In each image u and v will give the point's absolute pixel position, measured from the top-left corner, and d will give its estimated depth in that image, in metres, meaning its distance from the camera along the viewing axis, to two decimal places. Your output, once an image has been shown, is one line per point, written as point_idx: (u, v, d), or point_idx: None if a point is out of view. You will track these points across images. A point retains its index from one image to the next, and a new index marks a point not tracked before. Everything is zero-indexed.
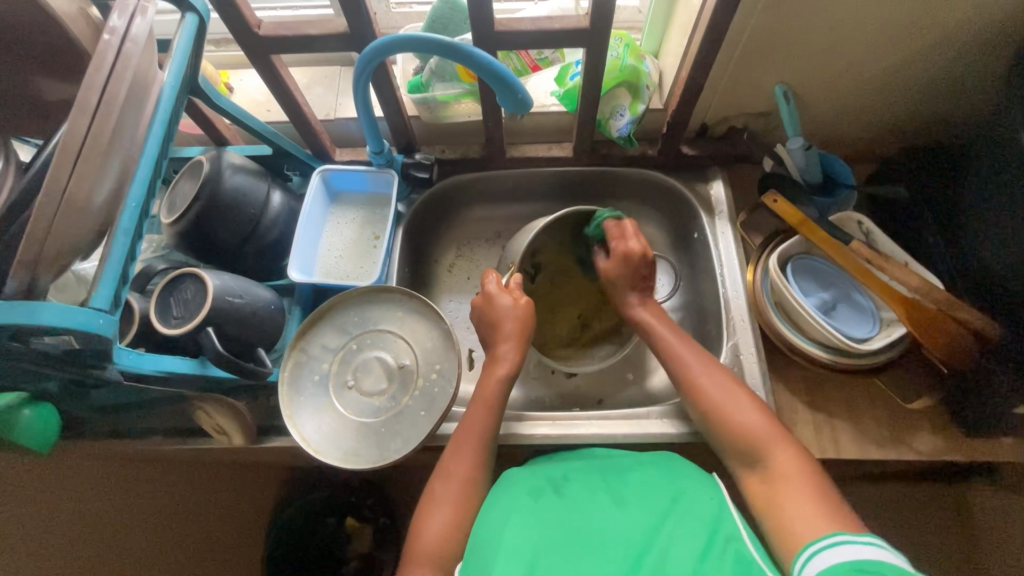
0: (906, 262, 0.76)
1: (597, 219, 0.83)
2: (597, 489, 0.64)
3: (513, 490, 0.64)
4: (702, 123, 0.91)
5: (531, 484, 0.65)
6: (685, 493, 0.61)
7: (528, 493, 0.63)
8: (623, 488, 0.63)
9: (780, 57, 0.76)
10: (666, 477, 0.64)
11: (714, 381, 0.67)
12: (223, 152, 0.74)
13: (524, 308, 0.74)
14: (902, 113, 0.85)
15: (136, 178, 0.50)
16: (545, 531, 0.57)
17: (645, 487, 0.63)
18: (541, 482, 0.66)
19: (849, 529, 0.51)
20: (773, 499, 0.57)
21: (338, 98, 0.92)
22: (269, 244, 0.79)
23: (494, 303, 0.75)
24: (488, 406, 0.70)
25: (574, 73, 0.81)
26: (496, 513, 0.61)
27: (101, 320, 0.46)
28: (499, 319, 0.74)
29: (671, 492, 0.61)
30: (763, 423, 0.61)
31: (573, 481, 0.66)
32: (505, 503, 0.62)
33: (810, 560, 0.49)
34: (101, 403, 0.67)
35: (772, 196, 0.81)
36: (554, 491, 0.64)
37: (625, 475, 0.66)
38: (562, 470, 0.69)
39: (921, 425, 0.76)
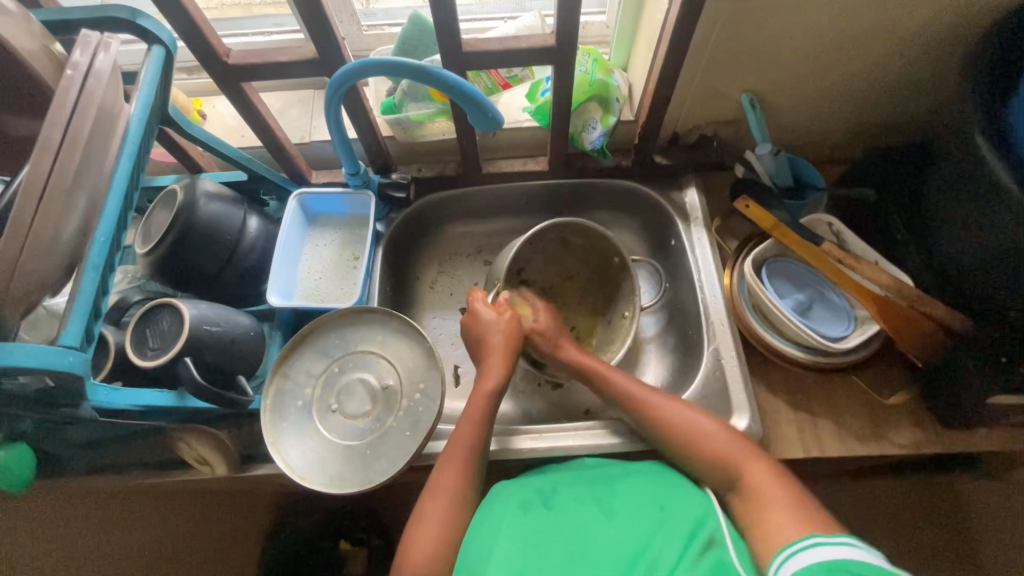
0: (876, 260, 0.78)
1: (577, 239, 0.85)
2: (585, 500, 0.64)
3: (499, 506, 0.64)
4: (673, 132, 0.92)
5: (519, 498, 0.66)
6: (672, 500, 0.62)
7: (517, 507, 0.64)
8: (612, 497, 0.64)
9: (743, 66, 0.78)
10: (658, 484, 0.65)
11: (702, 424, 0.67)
12: (197, 180, 0.74)
13: (509, 321, 0.76)
14: (865, 115, 0.87)
15: (105, 213, 0.50)
16: (530, 546, 0.58)
17: (633, 494, 0.64)
18: (530, 494, 0.66)
19: (822, 532, 0.53)
20: (751, 514, 0.59)
21: (312, 121, 0.92)
22: (247, 269, 0.78)
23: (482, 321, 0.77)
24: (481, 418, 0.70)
25: (545, 89, 0.82)
26: (484, 530, 0.61)
27: (71, 358, 0.45)
28: (484, 334, 0.75)
29: (659, 498, 0.63)
30: (738, 454, 0.63)
31: (563, 491, 0.66)
32: (492, 519, 0.62)
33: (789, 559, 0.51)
34: (78, 440, 0.66)
35: (744, 201, 0.83)
36: (543, 504, 0.64)
37: (614, 484, 0.66)
38: (547, 482, 0.69)
39: (901, 419, 0.78)
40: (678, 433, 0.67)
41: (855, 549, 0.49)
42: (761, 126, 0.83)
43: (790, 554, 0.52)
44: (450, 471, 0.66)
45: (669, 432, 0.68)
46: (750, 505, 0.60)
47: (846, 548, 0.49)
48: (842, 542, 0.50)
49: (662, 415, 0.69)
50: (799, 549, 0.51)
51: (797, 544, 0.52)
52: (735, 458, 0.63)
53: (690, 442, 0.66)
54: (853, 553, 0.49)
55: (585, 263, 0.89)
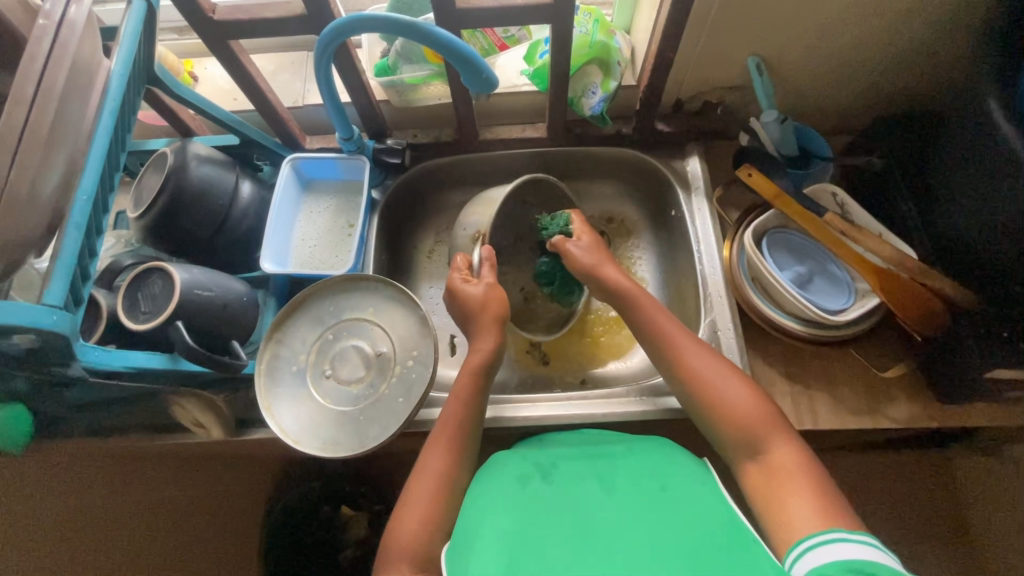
0: (880, 232, 0.76)
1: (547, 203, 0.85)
2: (586, 475, 0.65)
3: (498, 479, 0.65)
4: (676, 98, 0.89)
5: (518, 470, 0.67)
6: (669, 479, 0.63)
7: (517, 481, 0.65)
8: (610, 474, 0.65)
9: (750, 28, 0.75)
10: (657, 464, 0.66)
11: (730, 386, 0.63)
12: (189, 143, 0.73)
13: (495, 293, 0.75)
14: (876, 82, 0.84)
15: (86, 170, 0.49)
16: (533, 525, 0.58)
17: (633, 471, 0.65)
18: (529, 466, 0.67)
19: (846, 527, 0.51)
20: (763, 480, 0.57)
21: (305, 84, 0.90)
22: (241, 235, 0.78)
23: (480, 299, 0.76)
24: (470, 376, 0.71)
25: (543, 51, 0.79)
26: (481, 507, 0.61)
27: (55, 317, 0.45)
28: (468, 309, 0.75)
29: (658, 478, 0.63)
30: (775, 425, 0.60)
31: (564, 466, 0.67)
32: (493, 493, 0.63)
33: (800, 556, 0.50)
34: (73, 402, 0.67)
35: (746, 170, 0.81)
36: (542, 478, 0.65)
37: (615, 462, 0.67)
38: (547, 455, 0.69)
39: (898, 393, 0.77)
40: (709, 391, 0.64)
41: (875, 549, 0.48)
42: (768, 92, 0.81)
43: (807, 546, 0.50)
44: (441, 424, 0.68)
45: (699, 383, 0.65)
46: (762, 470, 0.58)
47: (864, 548, 0.48)
48: (864, 541, 0.49)
49: (695, 368, 0.66)
50: (818, 542, 0.50)
51: (814, 538, 0.51)
52: (763, 424, 0.60)
53: (714, 402, 0.63)
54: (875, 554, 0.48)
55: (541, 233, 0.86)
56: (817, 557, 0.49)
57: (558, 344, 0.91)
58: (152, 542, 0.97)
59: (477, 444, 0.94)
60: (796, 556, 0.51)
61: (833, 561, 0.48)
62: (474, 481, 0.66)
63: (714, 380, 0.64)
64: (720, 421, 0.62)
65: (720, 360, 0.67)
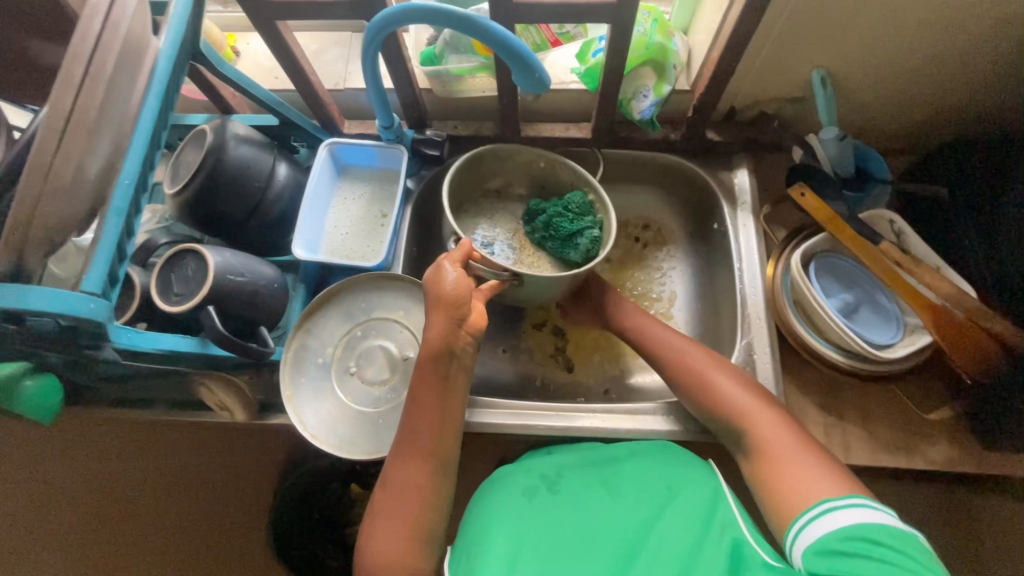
0: (937, 266, 0.72)
1: (554, 183, 0.83)
2: (591, 483, 0.66)
3: (506, 491, 0.66)
4: (730, 106, 0.85)
5: (523, 483, 0.67)
6: (676, 479, 0.64)
7: (523, 494, 0.65)
8: (618, 479, 0.66)
9: (821, 38, 0.70)
10: (665, 464, 0.66)
11: (726, 379, 0.67)
12: (228, 122, 0.72)
13: (459, 285, 0.63)
14: (948, 103, 0.79)
15: (130, 152, 0.48)
16: (546, 543, 0.59)
17: (640, 475, 0.66)
18: (534, 478, 0.67)
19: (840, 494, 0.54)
20: (758, 470, 0.61)
21: (347, 67, 0.88)
22: (274, 219, 0.77)
23: (442, 288, 0.64)
24: (431, 357, 0.63)
25: (597, 49, 0.76)
26: (492, 524, 0.62)
27: (92, 304, 0.45)
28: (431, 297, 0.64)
29: (665, 478, 0.65)
30: (763, 408, 0.63)
31: (568, 476, 0.67)
32: (500, 506, 0.64)
33: (801, 534, 0.54)
34: (101, 376, 0.67)
35: (799, 189, 0.77)
36: (548, 489, 0.66)
37: (621, 467, 0.67)
38: (551, 463, 0.69)
39: (938, 435, 0.74)
40: (703, 385, 0.67)
41: (868, 511, 0.52)
42: (830, 107, 0.76)
43: (805, 522, 0.54)
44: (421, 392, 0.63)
45: (693, 378, 0.68)
46: (754, 459, 0.62)
47: (855, 510, 0.52)
48: (852, 505, 0.52)
49: (692, 363, 0.69)
50: (814, 516, 0.54)
51: (810, 512, 0.54)
52: (754, 414, 0.63)
53: (709, 395, 0.66)
54: (863, 515, 0.51)
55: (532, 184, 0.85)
56: (814, 531, 0.53)
57: (583, 350, 0.90)
58: (170, 510, 0.99)
59: (493, 443, 0.93)
60: (796, 532, 0.54)
61: (828, 533, 0.51)
62: (485, 491, 0.68)
63: (709, 374, 0.68)
64: (718, 411, 0.65)
65: (708, 355, 0.70)
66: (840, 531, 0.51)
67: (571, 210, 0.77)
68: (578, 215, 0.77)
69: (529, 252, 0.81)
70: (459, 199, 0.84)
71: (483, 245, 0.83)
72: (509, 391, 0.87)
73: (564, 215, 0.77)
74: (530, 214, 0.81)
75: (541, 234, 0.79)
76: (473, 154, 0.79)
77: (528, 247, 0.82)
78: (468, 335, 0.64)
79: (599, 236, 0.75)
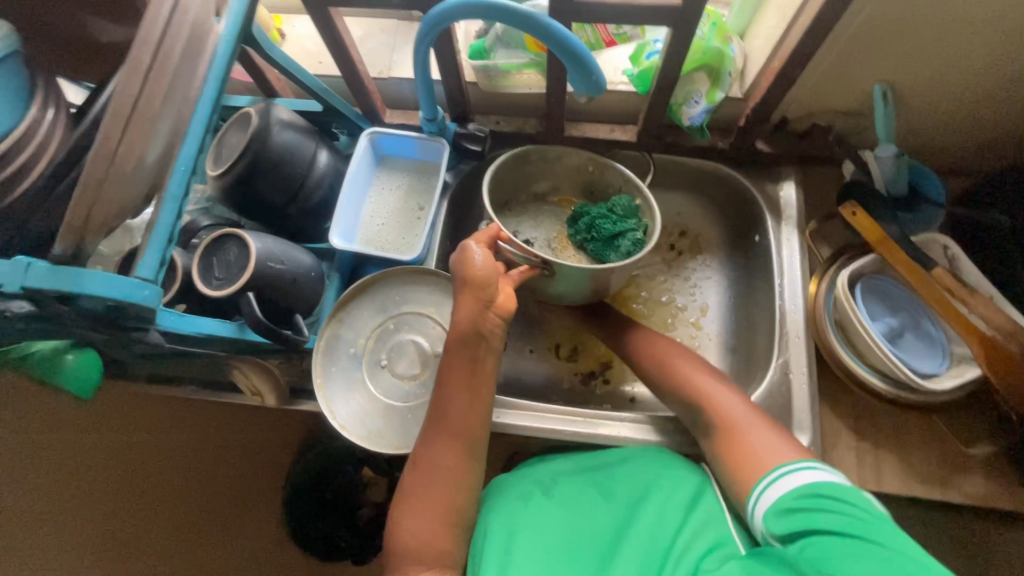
0: (991, 295, 0.70)
1: (603, 189, 0.83)
2: (584, 486, 0.66)
3: (503, 500, 0.65)
4: (782, 116, 0.82)
5: (519, 489, 0.66)
6: (669, 480, 0.63)
7: (518, 498, 0.65)
8: (612, 482, 0.65)
9: (887, 52, 0.67)
10: (657, 466, 0.65)
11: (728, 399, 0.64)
12: (273, 106, 0.72)
13: (487, 264, 0.62)
14: (1015, 126, 0.75)
15: (188, 135, 0.48)
16: (541, 544, 0.59)
17: (635, 477, 0.65)
18: (529, 484, 0.67)
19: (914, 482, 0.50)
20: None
21: (393, 55, 0.87)
22: (313, 205, 0.77)
23: (471, 270, 0.63)
24: (459, 340, 0.62)
25: (652, 52, 0.74)
26: (486, 528, 0.62)
27: (145, 291, 0.45)
28: (462, 281, 0.63)
29: (655, 479, 0.64)
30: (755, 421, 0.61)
31: (564, 481, 0.67)
32: (500, 517, 0.62)
33: (766, 491, 0.55)
34: (138, 354, 0.67)
35: (850, 208, 0.75)
36: (543, 494, 0.65)
37: (613, 469, 0.67)
38: (546, 470, 0.69)
39: (976, 469, 0.72)
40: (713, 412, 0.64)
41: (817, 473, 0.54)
42: (889, 123, 0.73)
43: (769, 481, 0.56)
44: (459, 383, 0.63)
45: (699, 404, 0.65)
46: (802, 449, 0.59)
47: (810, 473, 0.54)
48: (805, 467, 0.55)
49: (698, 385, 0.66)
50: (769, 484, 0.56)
51: (781, 470, 0.56)
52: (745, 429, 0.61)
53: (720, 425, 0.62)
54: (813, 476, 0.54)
55: (576, 184, 0.85)
56: (775, 490, 0.55)
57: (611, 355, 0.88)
58: (196, 490, 1.00)
59: None
60: (760, 491, 0.56)
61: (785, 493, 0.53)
62: (485, 503, 0.66)
63: (711, 392, 0.65)
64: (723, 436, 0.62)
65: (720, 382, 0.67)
66: (793, 490, 0.53)
67: (615, 212, 0.76)
68: (616, 217, 0.76)
69: (570, 253, 0.82)
70: (505, 198, 0.85)
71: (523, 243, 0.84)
72: (535, 393, 0.86)
73: (608, 216, 0.77)
74: (574, 218, 0.81)
75: (584, 236, 0.79)
76: (518, 152, 0.79)
77: (570, 249, 0.83)
78: (498, 318, 0.63)
79: (643, 239, 0.74)
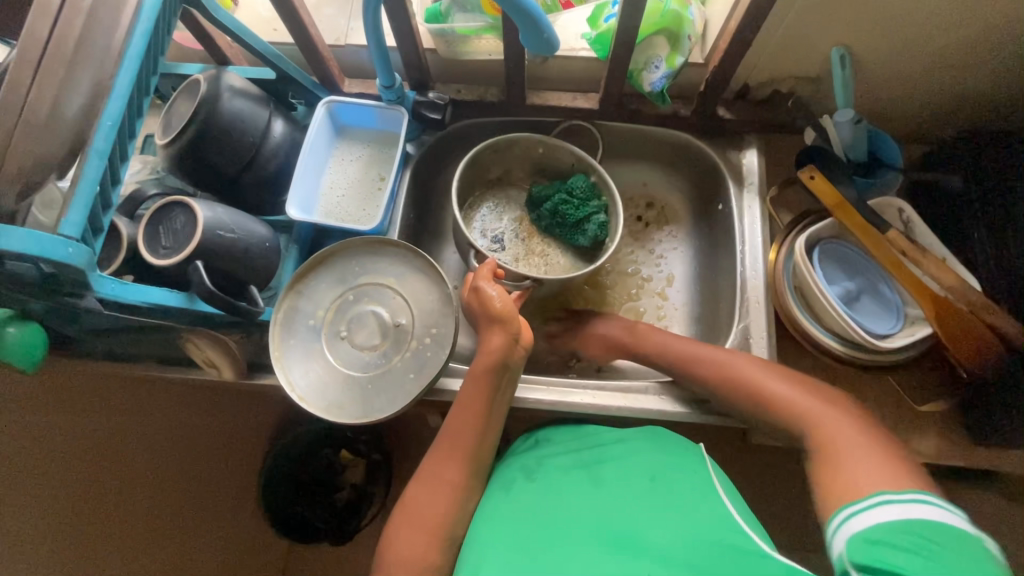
0: (944, 256, 0.71)
1: (554, 167, 0.84)
2: (570, 469, 0.66)
3: (492, 489, 0.67)
4: (744, 83, 0.82)
5: (504, 478, 0.68)
6: (663, 468, 0.62)
7: (502, 488, 0.66)
8: (600, 465, 0.65)
9: (842, 15, 0.67)
10: (655, 451, 0.64)
11: (756, 371, 0.65)
12: (223, 72, 0.69)
13: (507, 304, 0.68)
14: (968, 91, 0.76)
15: (114, 94, 0.49)
16: (520, 528, 0.59)
17: (622, 462, 0.64)
18: (515, 471, 0.68)
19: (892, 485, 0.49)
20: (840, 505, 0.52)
21: (349, 22, 0.84)
22: (268, 176, 0.75)
23: (492, 307, 0.69)
24: (489, 369, 0.66)
25: (609, 15, 0.74)
26: (473, 524, 0.63)
27: (69, 249, 0.45)
28: (484, 320, 0.69)
29: (650, 469, 0.62)
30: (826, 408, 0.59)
31: (549, 464, 0.67)
32: (487, 510, 0.63)
33: (849, 518, 0.48)
34: (87, 328, 0.65)
35: (808, 172, 0.75)
36: (527, 478, 0.66)
37: (601, 452, 0.66)
38: (535, 454, 0.70)
39: (928, 427, 0.73)
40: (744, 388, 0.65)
41: (929, 509, 0.46)
42: (847, 88, 0.74)
43: (856, 508, 0.49)
44: (471, 393, 0.66)
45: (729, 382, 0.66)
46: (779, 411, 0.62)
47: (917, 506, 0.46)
48: (911, 499, 0.47)
49: (717, 360, 0.68)
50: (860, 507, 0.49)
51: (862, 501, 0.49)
52: (798, 411, 0.60)
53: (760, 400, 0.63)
54: (922, 513, 0.46)
55: (528, 170, 0.86)
56: (868, 517, 0.47)
57: None
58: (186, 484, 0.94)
59: None
60: (840, 520, 0.49)
61: (888, 520, 0.46)
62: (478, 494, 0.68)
63: (746, 373, 0.66)
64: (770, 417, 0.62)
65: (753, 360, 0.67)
66: (892, 523, 0.46)
67: (576, 196, 0.79)
68: (581, 197, 0.79)
69: (537, 240, 0.84)
70: (465, 194, 0.85)
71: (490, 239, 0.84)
72: None
73: (569, 199, 0.79)
74: (534, 202, 0.83)
75: (548, 221, 0.81)
76: (471, 155, 0.80)
77: (536, 235, 0.84)
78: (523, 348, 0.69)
79: (607, 222, 0.78)
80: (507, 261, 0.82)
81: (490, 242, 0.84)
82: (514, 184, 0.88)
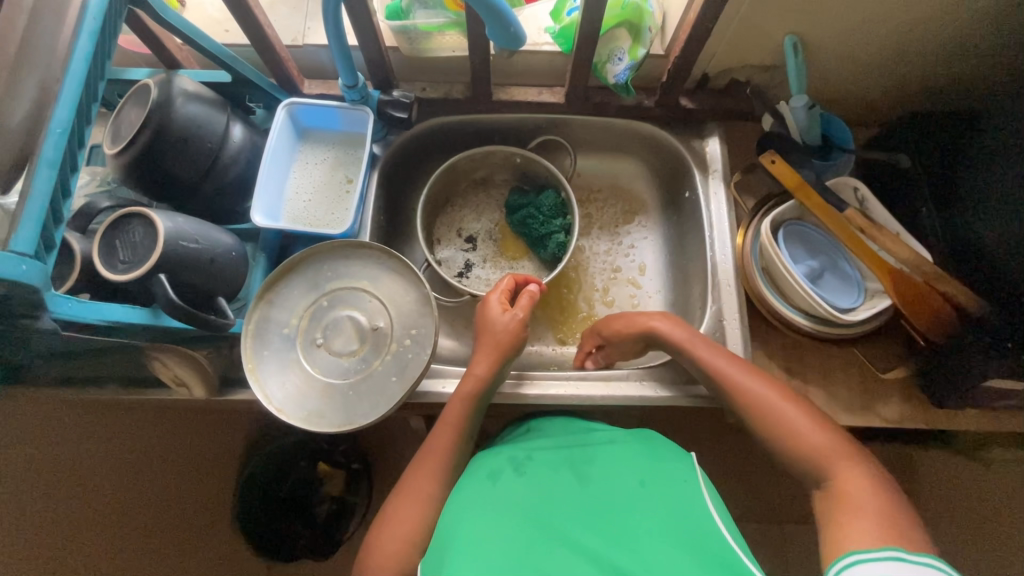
0: (898, 232, 0.75)
1: (533, 178, 0.90)
2: (560, 466, 0.65)
3: (474, 474, 0.65)
4: (703, 73, 0.84)
5: (489, 467, 0.66)
6: (655, 477, 0.61)
7: (487, 477, 0.64)
8: (589, 466, 0.64)
9: (793, 6, 0.70)
10: (640, 455, 0.65)
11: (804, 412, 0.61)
12: (175, 76, 0.65)
13: (517, 329, 0.72)
14: (910, 74, 0.81)
15: (61, 101, 0.48)
16: (497, 515, 0.58)
17: (613, 464, 0.64)
18: (502, 462, 0.67)
19: (909, 546, 0.49)
20: (836, 508, 0.55)
21: (306, 21, 0.82)
22: (229, 183, 0.72)
23: (499, 324, 0.72)
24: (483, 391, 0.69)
25: (571, 8, 0.75)
26: (443, 514, 0.60)
27: (24, 267, 0.45)
28: (486, 330, 0.72)
29: (639, 471, 0.62)
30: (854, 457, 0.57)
31: (538, 460, 0.66)
32: (463, 497, 0.61)
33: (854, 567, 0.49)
34: (41, 354, 0.61)
35: (769, 156, 0.78)
36: (513, 471, 0.65)
37: (594, 452, 0.66)
38: (523, 448, 0.69)
39: (891, 394, 0.77)
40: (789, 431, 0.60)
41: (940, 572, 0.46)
42: (801, 76, 0.76)
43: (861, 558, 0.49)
44: (452, 414, 0.68)
45: (772, 417, 0.62)
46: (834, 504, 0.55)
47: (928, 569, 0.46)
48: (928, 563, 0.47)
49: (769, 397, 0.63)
50: (871, 556, 0.49)
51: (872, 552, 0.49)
52: (841, 455, 0.57)
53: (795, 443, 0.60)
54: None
55: (507, 171, 0.91)
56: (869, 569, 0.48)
57: (552, 319, 0.89)
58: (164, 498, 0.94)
59: None
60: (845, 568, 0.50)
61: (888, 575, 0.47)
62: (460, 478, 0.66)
63: (786, 410, 0.61)
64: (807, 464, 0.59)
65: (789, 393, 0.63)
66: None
67: (543, 212, 0.85)
68: (546, 213, 0.85)
69: (509, 243, 0.91)
70: (445, 194, 0.91)
71: (466, 238, 0.92)
72: None
73: (537, 215, 0.86)
74: (509, 208, 0.89)
75: (518, 227, 0.88)
76: (444, 169, 0.85)
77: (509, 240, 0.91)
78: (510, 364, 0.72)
79: (565, 240, 0.84)
80: (477, 262, 0.90)
81: (464, 242, 0.91)
82: (496, 186, 0.93)
